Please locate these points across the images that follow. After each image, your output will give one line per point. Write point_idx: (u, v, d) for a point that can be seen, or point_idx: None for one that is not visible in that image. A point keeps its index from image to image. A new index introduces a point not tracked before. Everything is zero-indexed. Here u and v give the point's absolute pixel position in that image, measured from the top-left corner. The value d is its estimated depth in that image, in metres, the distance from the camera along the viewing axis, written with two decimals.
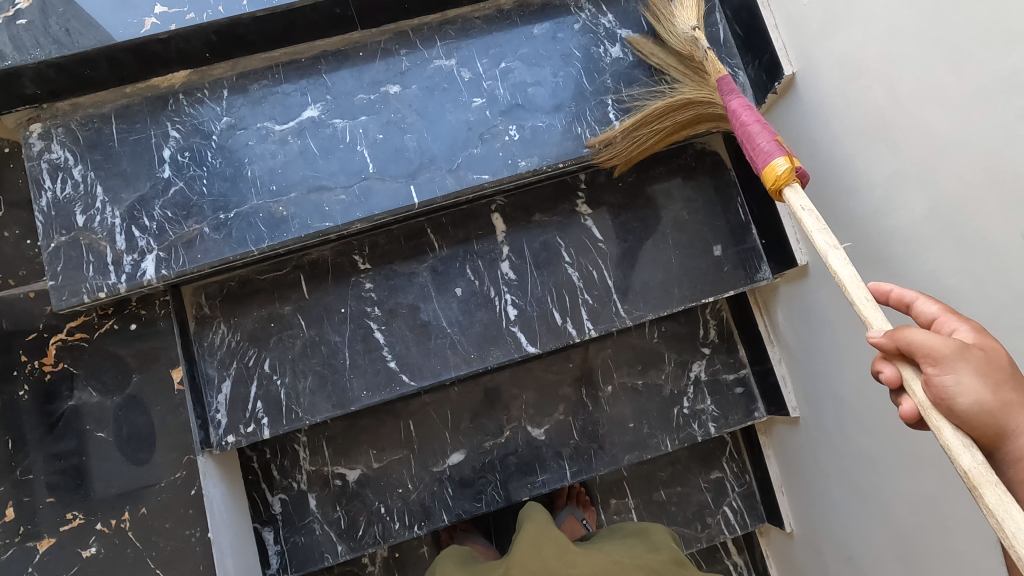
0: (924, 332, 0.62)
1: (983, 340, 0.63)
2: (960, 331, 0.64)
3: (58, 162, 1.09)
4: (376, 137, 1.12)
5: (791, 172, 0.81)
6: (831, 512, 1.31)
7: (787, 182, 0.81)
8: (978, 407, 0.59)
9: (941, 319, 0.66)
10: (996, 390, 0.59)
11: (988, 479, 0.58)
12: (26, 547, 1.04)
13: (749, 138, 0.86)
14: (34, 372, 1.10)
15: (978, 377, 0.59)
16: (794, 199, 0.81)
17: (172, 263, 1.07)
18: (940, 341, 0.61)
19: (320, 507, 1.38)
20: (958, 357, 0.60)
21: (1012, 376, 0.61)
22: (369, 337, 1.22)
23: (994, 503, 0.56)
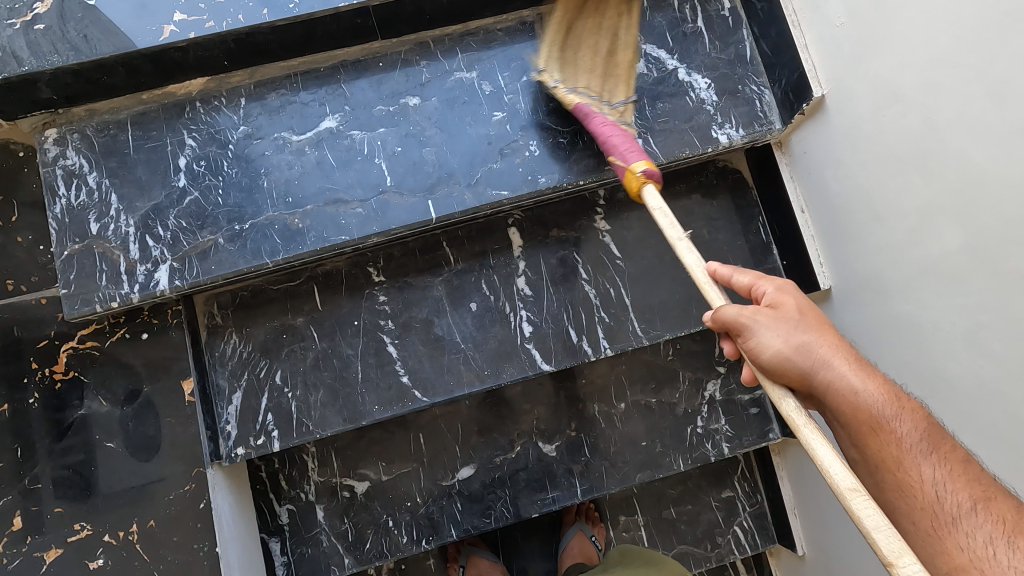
0: (731, 307, 0.79)
1: (782, 297, 0.81)
2: (768, 293, 0.81)
3: (73, 168, 1.08)
4: (394, 150, 1.10)
5: (642, 175, 0.90)
6: (846, 538, 1.29)
7: (642, 185, 0.90)
8: (781, 358, 0.75)
9: (755, 285, 0.82)
10: (793, 342, 0.76)
11: (801, 415, 0.71)
12: (33, 557, 1.03)
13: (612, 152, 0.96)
14: (44, 380, 1.09)
15: (780, 333, 0.76)
16: (650, 199, 0.90)
17: (185, 274, 1.06)
18: (745, 312, 0.79)
19: (328, 518, 1.36)
20: (761, 322, 0.78)
21: (806, 322, 0.78)
22: (382, 350, 1.20)
23: (808, 436, 0.68)
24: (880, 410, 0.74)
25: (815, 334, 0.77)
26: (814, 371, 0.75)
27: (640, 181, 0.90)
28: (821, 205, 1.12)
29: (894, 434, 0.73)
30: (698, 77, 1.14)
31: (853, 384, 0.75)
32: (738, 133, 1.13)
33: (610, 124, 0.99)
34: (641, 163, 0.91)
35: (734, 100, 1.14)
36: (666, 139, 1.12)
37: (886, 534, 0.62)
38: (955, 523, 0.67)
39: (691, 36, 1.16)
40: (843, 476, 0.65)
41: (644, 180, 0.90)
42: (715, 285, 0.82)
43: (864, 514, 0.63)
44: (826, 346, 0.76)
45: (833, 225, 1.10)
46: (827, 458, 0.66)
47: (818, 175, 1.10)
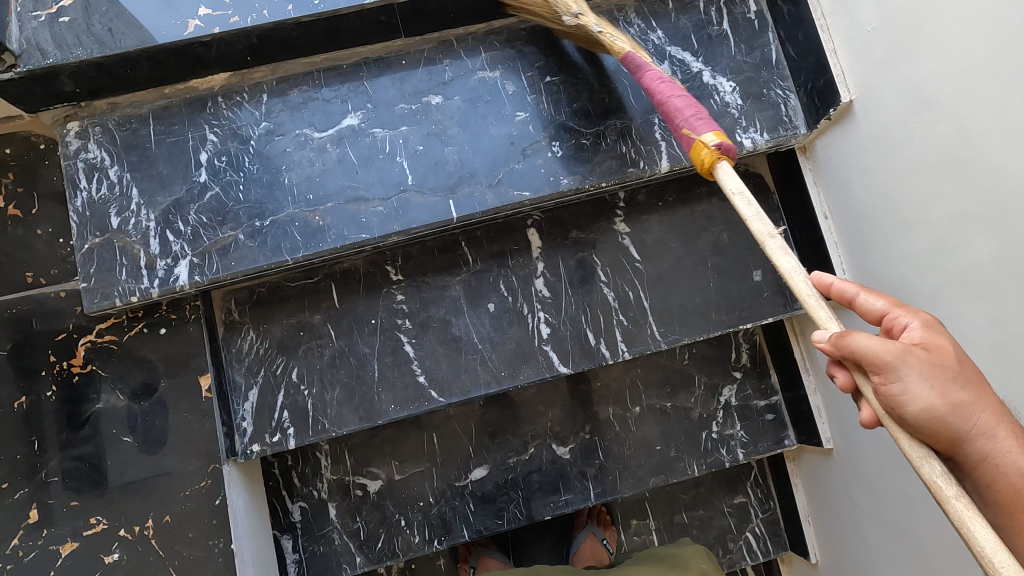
0: (868, 338, 0.66)
1: (931, 335, 0.69)
2: (913, 327, 0.70)
3: (94, 162, 1.08)
4: (416, 149, 1.10)
5: (715, 151, 0.83)
6: (861, 547, 1.28)
7: (714, 163, 0.83)
8: (928, 413, 0.64)
9: (892, 314, 0.72)
10: (944, 397, 0.64)
11: (953, 486, 0.61)
12: (49, 551, 1.03)
13: (672, 116, 0.90)
14: (62, 373, 1.09)
15: (933, 386, 0.64)
16: (725, 177, 0.83)
17: (205, 270, 1.05)
18: (891, 348, 0.66)
19: (340, 517, 1.36)
20: (911, 365, 0.65)
21: (964, 376, 0.66)
22: (399, 349, 1.20)
23: (961, 511, 0.60)
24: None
25: (972, 393, 0.65)
26: (965, 437, 0.64)
27: (713, 157, 0.83)
28: (845, 212, 1.11)
29: None
30: (723, 80, 1.13)
31: (1013, 463, 0.65)
32: (762, 138, 1.12)
33: (667, 84, 0.92)
34: (710, 135, 0.83)
35: (758, 104, 1.13)
36: None
37: None
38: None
39: (717, 38, 1.15)
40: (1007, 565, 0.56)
41: (718, 156, 0.83)
42: (823, 305, 0.72)
43: None
44: (987, 412, 0.66)
45: (857, 232, 1.09)
46: (988, 543, 0.58)
47: (843, 181, 1.09)
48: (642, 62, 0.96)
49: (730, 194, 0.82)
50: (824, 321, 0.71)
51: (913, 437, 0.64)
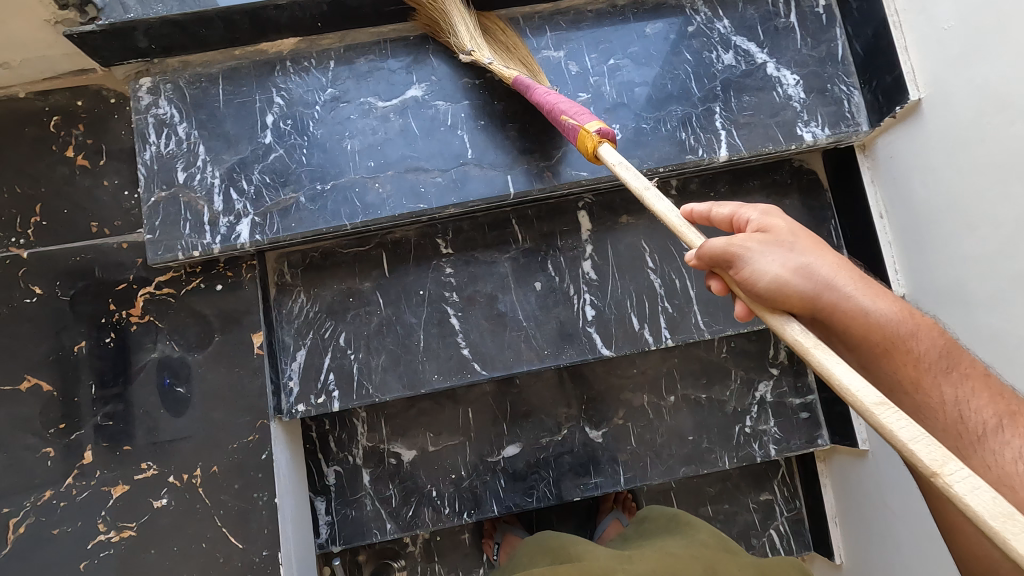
0: (716, 240, 0.73)
1: (768, 220, 0.77)
2: (752, 219, 0.78)
3: (164, 117, 1.10)
4: (477, 123, 1.11)
5: (596, 135, 0.90)
6: (890, 547, 1.27)
7: (598, 145, 0.90)
8: (769, 279, 0.70)
9: (737, 214, 0.80)
10: (790, 266, 0.70)
11: (810, 339, 0.66)
12: (101, 491, 1.07)
13: (552, 113, 0.96)
14: (121, 321, 1.12)
15: (779, 260, 0.71)
16: (608, 156, 0.89)
17: (266, 229, 1.08)
18: (734, 241, 0.73)
19: (373, 483, 1.39)
20: (753, 249, 0.72)
21: (801, 244, 0.73)
22: (445, 322, 1.21)
23: (820, 356, 0.64)
24: (894, 327, 0.70)
25: (812, 254, 0.72)
26: (816, 293, 0.70)
27: (596, 140, 0.90)
28: (904, 212, 1.10)
29: (910, 353, 0.70)
30: (787, 73, 1.13)
31: (861, 304, 0.71)
32: (823, 133, 1.12)
33: (553, 94, 0.97)
34: (592, 124, 0.91)
35: (821, 99, 1.12)
36: (749, 133, 1.11)
37: (925, 444, 0.56)
38: (982, 439, 0.65)
39: (783, 30, 1.14)
40: (866, 392, 0.60)
41: (600, 139, 0.90)
42: (693, 231, 0.77)
43: (896, 426, 0.57)
44: (831, 267, 0.72)
45: (915, 232, 1.08)
46: (846, 376, 0.62)
47: (903, 182, 1.09)
48: (531, 83, 1.01)
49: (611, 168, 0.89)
50: (691, 241, 0.76)
51: (772, 310, 0.70)
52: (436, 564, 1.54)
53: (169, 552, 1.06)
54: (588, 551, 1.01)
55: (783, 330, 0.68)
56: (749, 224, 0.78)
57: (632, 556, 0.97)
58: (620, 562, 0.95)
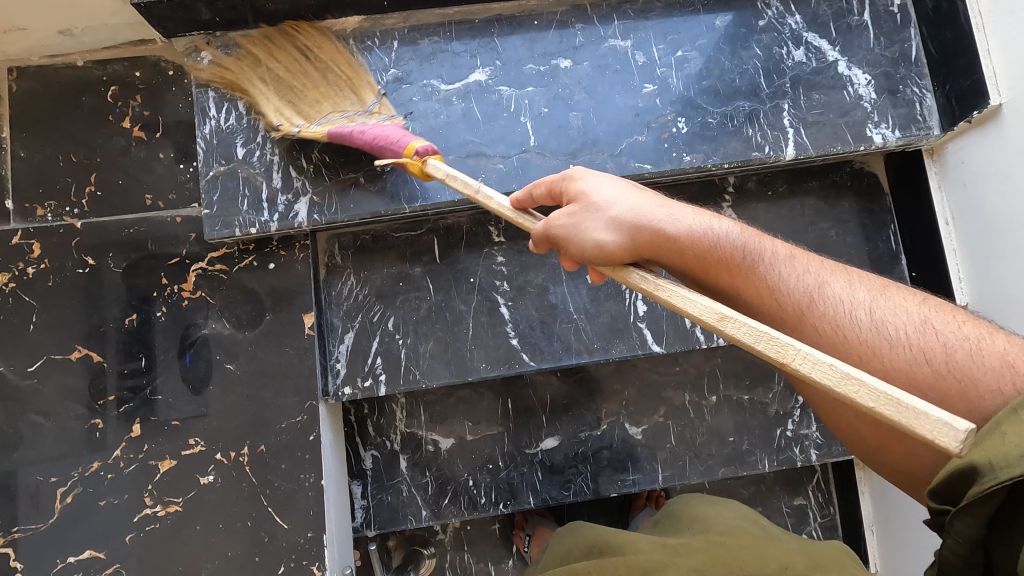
0: (542, 225, 0.82)
1: (570, 185, 0.82)
2: (563, 189, 0.83)
3: (225, 92, 1.09)
4: (541, 111, 1.09)
5: (423, 155, 0.93)
6: (934, 560, 1.25)
7: (423, 166, 0.93)
8: (574, 232, 0.78)
9: (550, 186, 0.84)
10: (603, 226, 0.76)
11: (650, 281, 0.73)
12: (149, 465, 1.07)
13: (377, 142, 0.98)
14: (172, 296, 1.11)
15: (599, 218, 0.77)
16: (435, 170, 0.92)
17: (324, 209, 1.06)
18: (551, 221, 0.81)
19: (410, 469, 1.38)
20: (568, 226, 0.79)
21: (609, 196, 0.79)
22: (494, 311, 1.20)
23: (662, 291, 0.71)
24: (703, 243, 0.75)
25: (621, 205, 0.78)
26: (629, 241, 0.75)
27: (419, 161, 0.93)
28: (972, 219, 1.08)
29: (729, 255, 0.74)
30: (858, 72, 1.11)
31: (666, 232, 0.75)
32: (893, 134, 1.09)
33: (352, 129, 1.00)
34: (416, 141, 0.94)
35: (893, 99, 1.10)
36: (818, 132, 1.09)
37: (765, 340, 0.62)
38: (804, 314, 0.69)
39: (856, 28, 1.12)
40: (706, 311, 0.66)
41: (427, 158, 0.93)
42: (527, 216, 0.86)
43: (738, 333, 0.64)
44: (630, 210, 0.77)
45: (982, 239, 1.06)
46: (688, 301, 0.68)
47: (974, 189, 1.06)
48: (341, 135, 1.00)
49: (444, 181, 0.92)
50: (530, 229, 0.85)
51: (615, 266, 0.77)
52: (466, 553, 1.54)
53: (215, 529, 1.05)
54: (630, 544, 0.92)
55: (629, 281, 0.75)
56: (563, 194, 0.84)
57: (680, 545, 0.90)
58: (672, 555, 0.87)
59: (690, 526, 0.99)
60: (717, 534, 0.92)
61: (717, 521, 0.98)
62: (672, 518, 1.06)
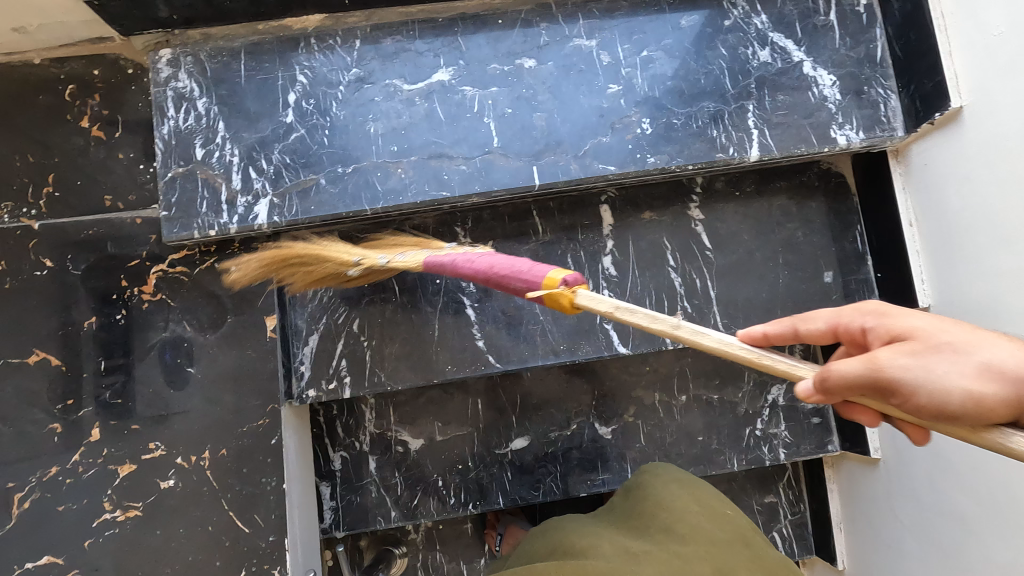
0: (845, 364, 0.59)
1: (889, 322, 0.63)
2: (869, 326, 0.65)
3: (183, 91, 1.07)
4: (504, 111, 1.08)
5: (569, 284, 0.78)
6: (898, 557, 1.26)
7: (573, 293, 0.78)
8: (874, 374, 0.57)
9: (838, 323, 0.68)
10: (872, 363, 0.58)
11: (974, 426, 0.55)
12: (108, 470, 1.06)
13: (507, 282, 0.85)
14: (132, 298, 1.10)
15: (952, 361, 0.57)
16: (592, 304, 0.77)
17: (284, 211, 1.05)
18: (876, 357, 0.58)
19: (379, 470, 1.38)
20: (915, 367, 0.57)
21: (956, 337, 0.58)
22: (460, 312, 1.19)
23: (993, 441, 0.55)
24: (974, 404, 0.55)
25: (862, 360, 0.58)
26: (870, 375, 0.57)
27: (570, 293, 0.78)
28: (935, 221, 1.08)
29: None
30: (823, 73, 1.10)
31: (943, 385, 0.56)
32: (858, 136, 1.09)
33: (486, 252, 0.91)
34: (557, 270, 0.79)
35: (858, 101, 1.10)
36: (782, 133, 1.09)
37: None
38: None
39: (822, 29, 1.11)
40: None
41: (574, 287, 0.78)
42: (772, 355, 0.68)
43: None
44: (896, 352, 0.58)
45: (944, 241, 1.06)
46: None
47: (937, 190, 1.06)
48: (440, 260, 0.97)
49: (613, 314, 0.77)
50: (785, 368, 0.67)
51: (978, 427, 0.56)
52: (438, 552, 1.54)
53: (176, 534, 1.05)
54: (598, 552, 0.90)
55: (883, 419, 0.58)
56: (869, 334, 0.65)
57: (637, 553, 0.89)
58: (630, 564, 0.86)
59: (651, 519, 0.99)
60: (676, 539, 0.92)
61: (680, 514, 0.97)
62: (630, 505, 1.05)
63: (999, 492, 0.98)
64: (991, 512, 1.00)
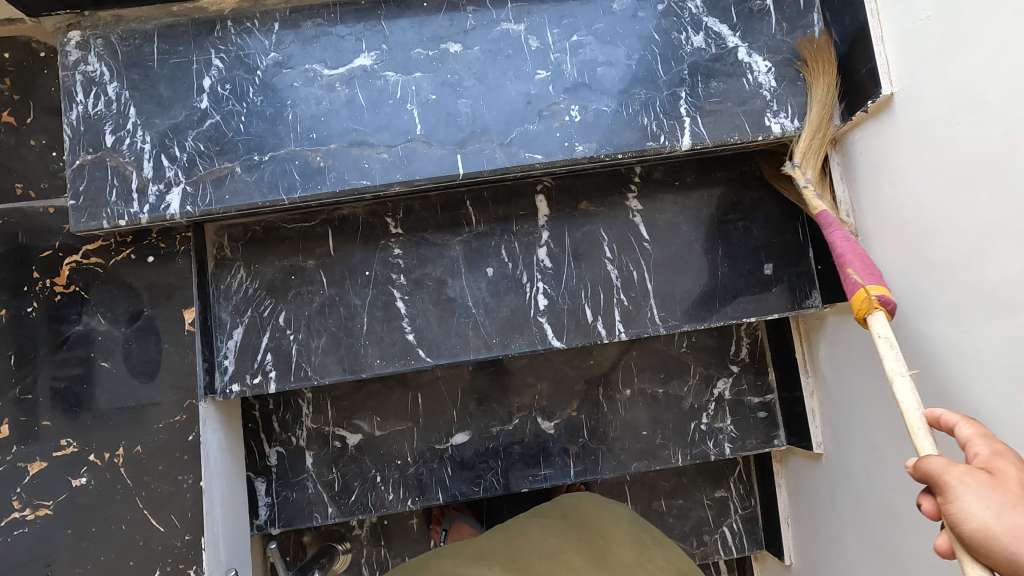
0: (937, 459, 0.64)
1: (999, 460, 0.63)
2: (980, 453, 0.65)
3: (93, 76, 1.03)
4: (428, 97, 1.04)
5: (875, 300, 0.87)
6: (838, 553, 1.24)
7: (872, 310, 0.87)
8: (987, 534, 0.58)
9: (970, 441, 0.66)
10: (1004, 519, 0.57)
11: None
12: (18, 467, 1.03)
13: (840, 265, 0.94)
14: (44, 290, 1.06)
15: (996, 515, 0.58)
16: (877, 326, 0.87)
17: (197, 200, 1.01)
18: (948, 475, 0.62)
19: (316, 466, 1.35)
20: (970, 488, 0.60)
21: None
22: (390, 305, 1.16)
23: None
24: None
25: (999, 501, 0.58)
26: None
27: (869, 305, 0.87)
28: (870, 211, 1.05)
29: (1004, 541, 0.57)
30: (758, 60, 1.07)
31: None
32: (792, 124, 1.06)
33: (852, 241, 0.94)
34: (873, 286, 0.88)
35: (793, 88, 1.07)
36: (715, 121, 1.06)
37: None
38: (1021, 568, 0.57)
39: (758, 14, 1.08)
40: None
41: (877, 306, 0.87)
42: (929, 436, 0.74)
43: None
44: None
45: (879, 233, 1.03)
46: None
47: (872, 180, 1.03)
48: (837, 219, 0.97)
49: (878, 339, 0.86)
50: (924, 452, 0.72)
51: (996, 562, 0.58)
52: (383, 549, 1.51)
53: (88, 533, 1.02)
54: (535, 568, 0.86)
55: None
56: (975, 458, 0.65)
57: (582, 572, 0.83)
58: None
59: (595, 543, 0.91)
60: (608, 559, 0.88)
61: (626, 551, 0.89)
62: (573, 527, 0.95)
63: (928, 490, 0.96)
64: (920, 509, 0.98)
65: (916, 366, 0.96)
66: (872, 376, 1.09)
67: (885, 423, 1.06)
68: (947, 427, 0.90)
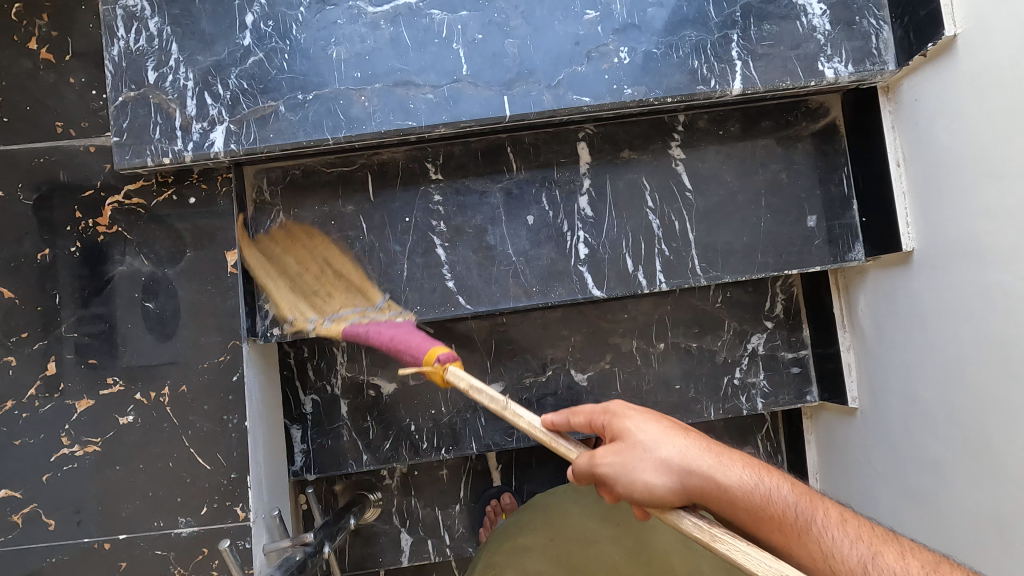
0: (580, 416, 0.85)
1: (620, 421, 0.82)
2: (605, 425, 0.83)
3: (134, 10, 1.01)
4: (474, 37, 1.02)
5: (440, 361, 0.88)
6: (870, 505, 1.25)
7: (444, 372, 0.87)
8: (655, 489, 0.74)
9: (592, 420, 0.84)
10: (654, 466, 0.75)
11: (710, 531, 0.71)
12: (66, 405, 1.04)
13: (401, 349, 0.97)
14: (87, 230, 1.06)
15: (645, 458, 0.76)
16: (456, 378, 0.85)
17: (242, 139, 1.00)
18: (595, 454, 0.78)
19: (351, 414, 1.36)
20: (617, 464, 0.76)
21: (654, 439, 0.78)
22: (431, 252, 1.16)
23: (727, 544, 0.69)
24: (752, 494, 0.75)
25: (671, 448, 0.77)
26: (685, 484, 0.74)
27: (440, 368, 0.87)
28: (923, 160, 1.03)
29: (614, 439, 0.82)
30: (813, 2, 1.05)
31: (720, 480, 0.75)
32: (846, 69, 1.04)
33: (388, 329, 1.03)
34: (434, 351, 0.90)
35: (848, 32, 1.05)
36: (767, 66, 1.03)
37: (751, 555, 0.67)
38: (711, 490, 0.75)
39: None
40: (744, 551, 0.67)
41: (444, 363, 0.87)
42: (562, 438, 0.82)
43: (746, 557, 0.67)
44: (680, 449, 0.77)
45: (934, 181, 1.01)
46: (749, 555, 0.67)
47: (928, 127, 1.01)
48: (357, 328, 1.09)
49: (464, 390, 0.85)
50: (565, 453, 0.81)
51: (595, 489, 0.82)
52: (413, 498, 1.53)
53: (135, 470, 1.03)
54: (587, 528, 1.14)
55: (681, 525, 0.73)
56: (606, 429, 0.83)
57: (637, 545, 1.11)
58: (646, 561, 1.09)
59: (634, 536, 1.13)
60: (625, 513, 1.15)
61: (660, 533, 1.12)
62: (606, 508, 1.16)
63: (977, 439, 0.95)
64: (964, 457, 0.98)
65: (967, 316, 0.96)
66: (915, 327, 1.08)
67: (930, 374, 1.05)
68: (1000, 375, 0.90)
